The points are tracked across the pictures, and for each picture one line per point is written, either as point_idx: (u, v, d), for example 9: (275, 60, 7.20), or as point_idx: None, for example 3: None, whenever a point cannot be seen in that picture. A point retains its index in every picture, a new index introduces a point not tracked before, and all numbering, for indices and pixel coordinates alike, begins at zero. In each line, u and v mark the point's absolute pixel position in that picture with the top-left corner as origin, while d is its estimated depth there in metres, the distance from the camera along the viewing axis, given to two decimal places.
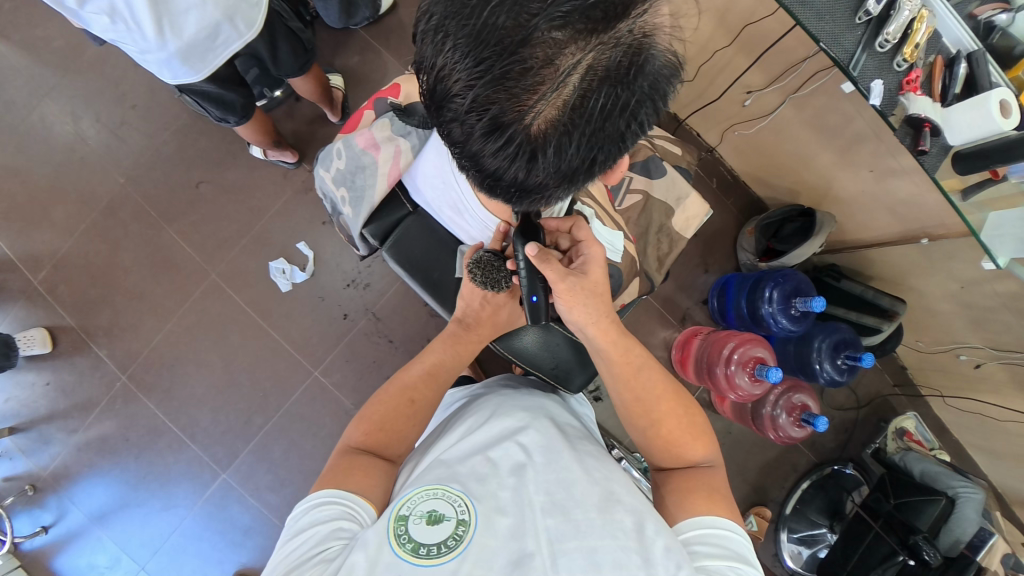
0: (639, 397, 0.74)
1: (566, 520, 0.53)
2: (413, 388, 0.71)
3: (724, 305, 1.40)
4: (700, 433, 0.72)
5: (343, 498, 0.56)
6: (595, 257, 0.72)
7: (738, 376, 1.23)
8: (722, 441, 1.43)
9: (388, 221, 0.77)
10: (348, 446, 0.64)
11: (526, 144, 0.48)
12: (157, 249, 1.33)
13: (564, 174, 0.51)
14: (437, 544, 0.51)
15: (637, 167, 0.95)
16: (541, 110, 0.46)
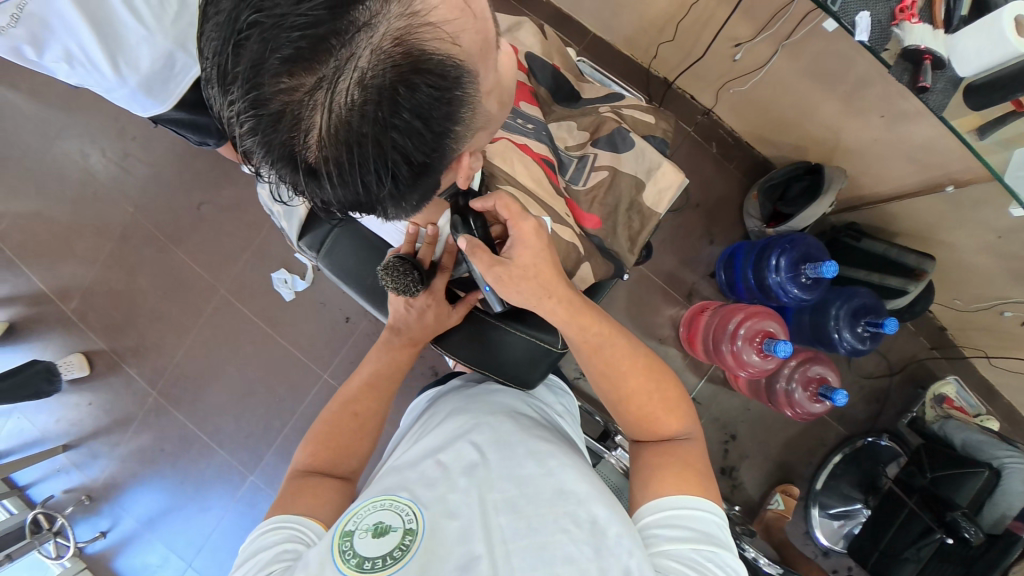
0: (606, 373, 0.70)
1: (515, 519, 0.52)
2: (356, 400, 0.74)
3: (733, 276, 1.31)
4: (676, 404, 0.69)
5: (289, 521, 0.59)
6: (523, 236, 0.67)
7: (746, 353, 1.16)
8: (740, 418, 1.36)
9: (321, 232, 0.77)
10: (297, 470, 0.67)
11: (307, 181, 0.46)
12: (169, 271, 1.41)
13: (365, 201, 0.47)
14: (381, 557, 0.49)
15: (602, 145, 0.91)
16: (299, 150, 0.43)
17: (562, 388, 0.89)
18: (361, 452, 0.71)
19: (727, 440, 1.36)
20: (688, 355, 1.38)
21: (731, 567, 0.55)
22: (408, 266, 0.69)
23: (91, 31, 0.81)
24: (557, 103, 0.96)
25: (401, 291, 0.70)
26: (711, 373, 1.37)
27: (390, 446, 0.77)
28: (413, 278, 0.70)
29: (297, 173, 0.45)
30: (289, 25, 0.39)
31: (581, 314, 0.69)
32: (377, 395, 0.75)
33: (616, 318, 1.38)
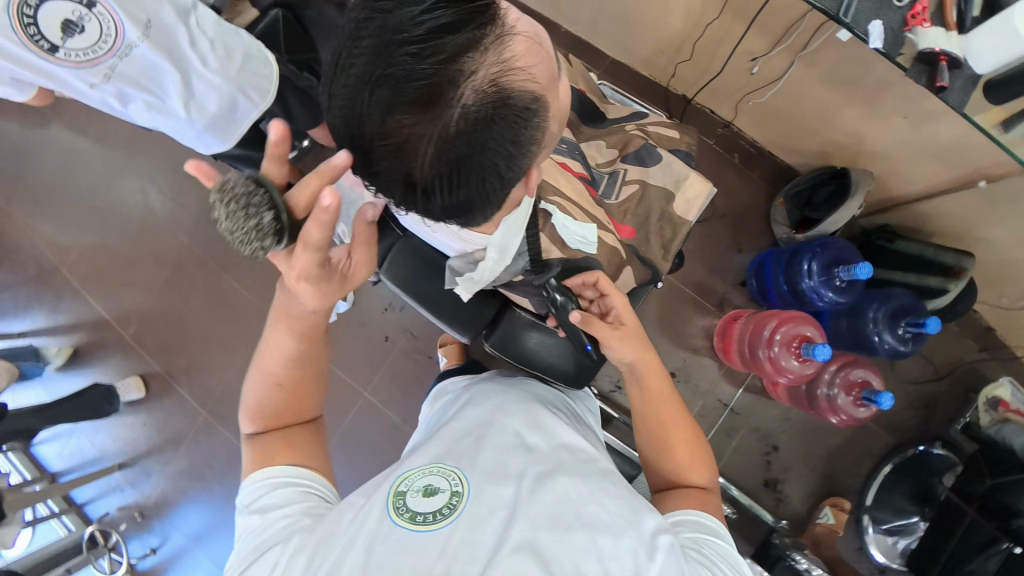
0: (655, 421, 0.74)
1: (554, 491, 0.55)
2: (279, 365, 0.69)
3: (765, 285, 1.31)
4: (701, 459, 0.72)
5: (285, 474, 0.64)
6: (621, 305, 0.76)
7: (783, 359, 1.15)
8: (781, 428, 1.34)
9: (381, 247, 0.79)
10: (247, 437, 0.69)
11: (413, 200, 0.51)
12: (220, 295, 1.49)
13: (457, 216, 0.53)
14: (431, 513, 0.54)
15: (629, 159, 0.95)
16: (410, 173, 0.48)
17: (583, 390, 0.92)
18: (311, 403, 0.72)
19: (769, 450, 1.34)
20: (724, 365, 1.37)
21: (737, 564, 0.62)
22: (274, 213, 0.50)
23: (171, 83, 0.89)
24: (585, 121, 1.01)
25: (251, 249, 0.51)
26: (748, 382, 1.35)
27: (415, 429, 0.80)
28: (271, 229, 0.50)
29: (405, 194, 0.50)
30: (408, 75, 0.44)
31: (655, 365, 0.77)
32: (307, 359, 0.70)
33: (647, 329, 1.39)
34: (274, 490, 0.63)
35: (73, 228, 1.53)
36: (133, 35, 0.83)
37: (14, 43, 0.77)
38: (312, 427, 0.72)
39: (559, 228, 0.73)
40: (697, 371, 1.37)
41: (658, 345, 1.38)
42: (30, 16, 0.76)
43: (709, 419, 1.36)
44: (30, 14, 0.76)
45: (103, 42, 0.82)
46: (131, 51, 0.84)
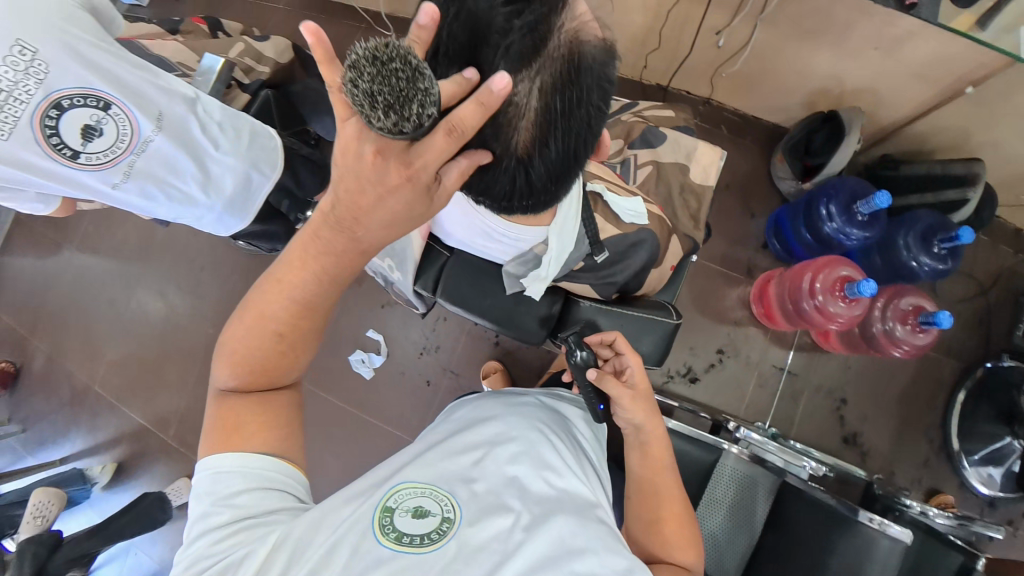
0: (650, 492, 0.68)
1: (557, 530, 0.53)
2: (274, 313, 0.52)
3: (788, 243, 1.32)
4: (689, 541, 0.66)
5: (263, 465, 0.52)
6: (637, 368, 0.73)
7: (830, 305, 1.14)
8: (843, 379, 1.30)
9: (432, 271, 0.81)
10: (220, 390, 0.54)
11: (510, 181, 0.52)
12: None
13: (560, 175, 0.53)
14: (420, 535, 0.51)
15: (637, 143, 0.98)
16: (510, 153, 0.49)
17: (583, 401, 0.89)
18: (300, 367, 0.57)
19: (839, 405, 1.30)
20: (770, 330, 1.35)
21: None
22: (429, 105, 0.40)
23: (191, 170, 0.91)
24: None
25: (375, 112, 0.39)
26: (798, 341, 1.33)
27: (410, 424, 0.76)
28: (416, 119, 0.40)
29: (503, 176, 0.52)
30: (507, 35, 0.43)
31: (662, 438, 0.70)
32: (311, 315, 0.54)
33: (684, 311, 1.38)
34: (246, 483, 0.51)
35: (99, 344, 1.53)
36: (150, 130, 0.84)
37: (35, 155, 0.76)
38: (297, 394, 0.58)
39: (612, 206, 0.75)
40: (744, 342, 1.36)
41: (698, 324, 1.37)
42: (53, 126, 0.76)
43: (769, 387, 1.33)
44: (52, 125, 0.76)
45: (121, 141, 0.82)
46: (148, 146, 0.85)
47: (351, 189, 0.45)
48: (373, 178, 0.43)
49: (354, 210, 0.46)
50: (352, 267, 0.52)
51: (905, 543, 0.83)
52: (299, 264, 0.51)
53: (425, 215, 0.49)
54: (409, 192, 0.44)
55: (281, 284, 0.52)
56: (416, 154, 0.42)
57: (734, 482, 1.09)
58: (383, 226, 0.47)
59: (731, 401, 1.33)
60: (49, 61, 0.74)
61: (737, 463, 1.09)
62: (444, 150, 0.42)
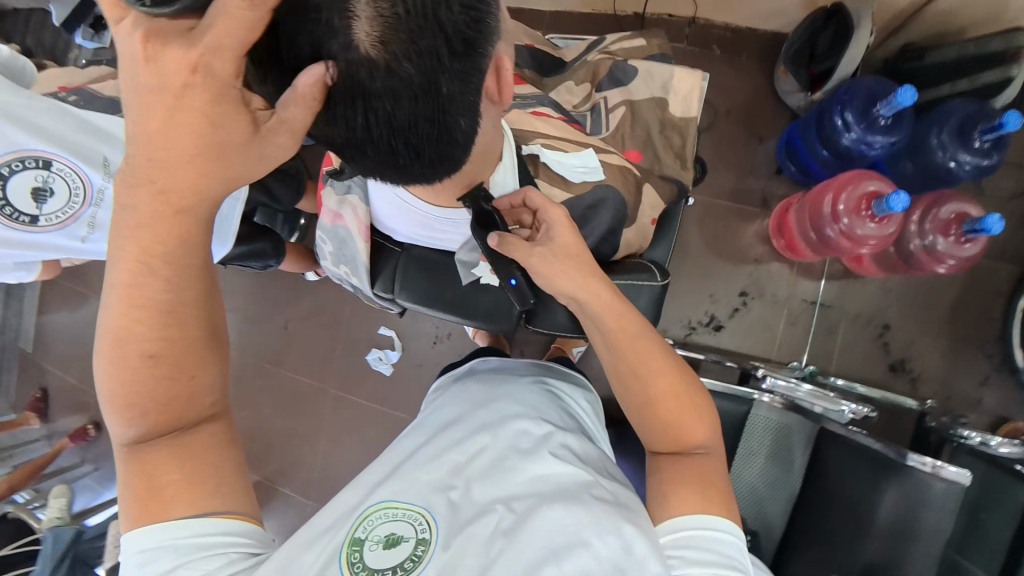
0: (631, 369, 0.61)
1: (541, 522, 0.51)
2: (137, 334, 0.45)
3: (804, 163, 1.18)
4: (701, 409, 0.60)
5: (196, 532, 0.45)
6: (557, 218, 0.63)
7: (859, 227, 1.02)
8: (882, 303, 1.19)
9: (387, 272, 0.76)
10: (124, 443, 0.47)
11: (368, 98, 0.43)
12: (283, 389, 1.51)
13: (427, 89, 0.43)
14: (393, 568, 0.51)
15: (607, 84, 0.90)
16: (354, 62, 0.41)
17: (589, 389, 0.85)
18: (206, 391, 0.49)
19: (881, 331, 1.19)
20: (795, 262, 1.24)
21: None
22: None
23: None
24: (546, 76, 0.97)
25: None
26: (828, 270, 1.22)
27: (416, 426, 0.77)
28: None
29: (363, 105, 0.43)
30: None
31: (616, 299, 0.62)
32: (176, 320, 0.46)
33: (699, 257, 1.29)
34: (178, 560, 0.44)
35: None
36: (99, 179, 0.82)
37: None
38: (221, 429, 0.50)
39: (552, 164, 0.69)
40: (769, 280, 1.26)
41: (716, 269, 1.28)
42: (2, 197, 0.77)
43: (802, 323, 1.24)
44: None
45: (75, 196, 0.81)
46: (103, 195, 0.83)
47: (149, 127, 0.40)
48: (157, 85, 0.38)
49: (150, 149, 0.41)
50: (180, 235, 0.44)
51: (964, 485, 0.76)
52: (141, 269, 0.44)
53: (244, 147, 0.42)
54: (205, 91, 0.39)
55: (132, 295, 0.44)
56: (201, 32, 0.37)
57: (769, 430, 1.05)
58: (186, 160, 0.41)
59: (762, 345, 1.25)
60: None
61: (771, 410, 1.05)
62: (245, 23, 0.37)
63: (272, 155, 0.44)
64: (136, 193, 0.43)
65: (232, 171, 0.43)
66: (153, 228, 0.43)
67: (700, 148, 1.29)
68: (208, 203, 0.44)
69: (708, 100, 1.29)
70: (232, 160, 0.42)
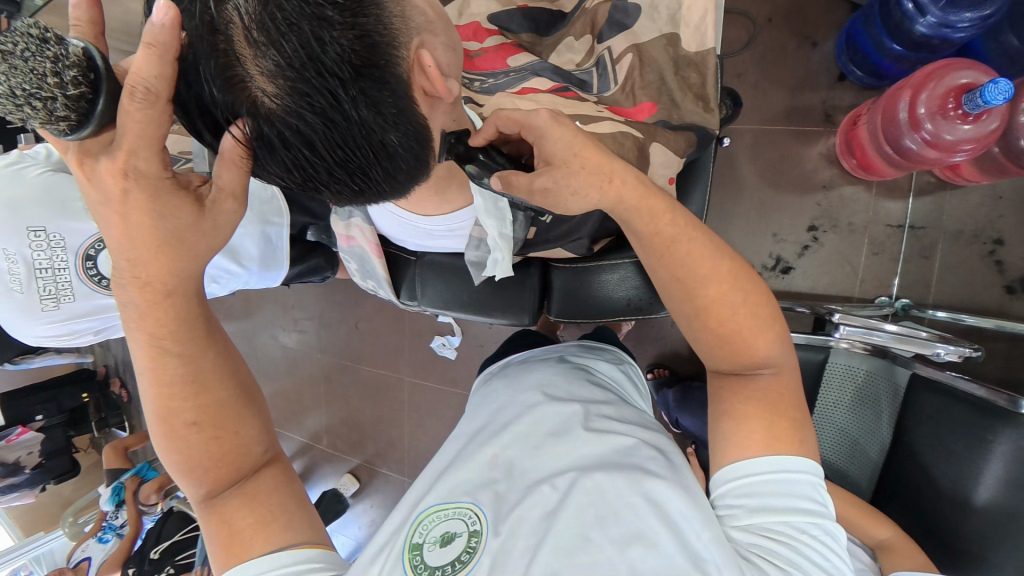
0: (679, 277, 0.53)
1: (584, 495, 0.52)
2: (175, 407, 0.47)
3: (872, 62, 0.99)
4: (767, 320, 0.53)
5: (277, 564, 0.46)
6: (543, 126, 0.49)
7: (945, 129, 0.84)
8: (993, 212, 1.00)
9: (408, 280, 0.78)
10: (198, 502, 0.49)
11: (291, 149, 0.41)
12: (365, 382, 1.63)
13: (340, 126, 0.39)
14: (450, 563, 0.52)
15: (607, 33, 0.76)
16: (255, 116, 0.39)
17: (625, 359, 0.84)
18: (252, 442, 0.50)
19: (992, 247, 0.99)
20: (874, 182, 1.07)
21: (837, 538, 0.48)
22: (75, 71, 0.37)
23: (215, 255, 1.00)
24: (546, 34, 0.81)
25: (20, 107, 0.37)
26: (917, 185, 1.05)
27: None
28: (72, 100, 0.38)
29: (284, 153, 0.42)
30: None
31: (650, 194, 0.52)
32: (204, 387, 0.48)
33: (756, 194, 1.15)
34: None
35: None
36: None
37: (101, 299, 0.90)
38: (279, 471, 0.52)
39: None
40: (843, 207, 1.10)
41: (779, 204, 1.13)
42: (96, 273, 0.87)
43: (888, 252, 1.08)
44: (94, 271, 0.87)
45: None
46: None
47: (113, 233, 0.43)
48: (102, 198, 0.42)
49: (124, 251, 0.43)
50: (175, 314, 0.46)
51: None
52: (154, 351, 0.46)
53: (195, 228, 0.44)
54: (142, 191, 0.42)
55: (156, 375, 0.46)
56: (118, 142, 0.40)
57: (850, 380, 0.90)
58: (150, 250, 0.43)
59: (841, 281, 1.11)
60: (59, 228, 0.82)
61: (852, 356, 0.90)
62: (148, 121, 0.40)
63: (225, 224, 0.46)
64: (125, 289, 0.45)
65: (195, 251, 0.45)
66: (150, 316, 0.45)
67: (743, 68, 1.12)
68: (188, 279, 0.47)
69: (744, 10, 1.11)
70: (191, 242, 0.44)
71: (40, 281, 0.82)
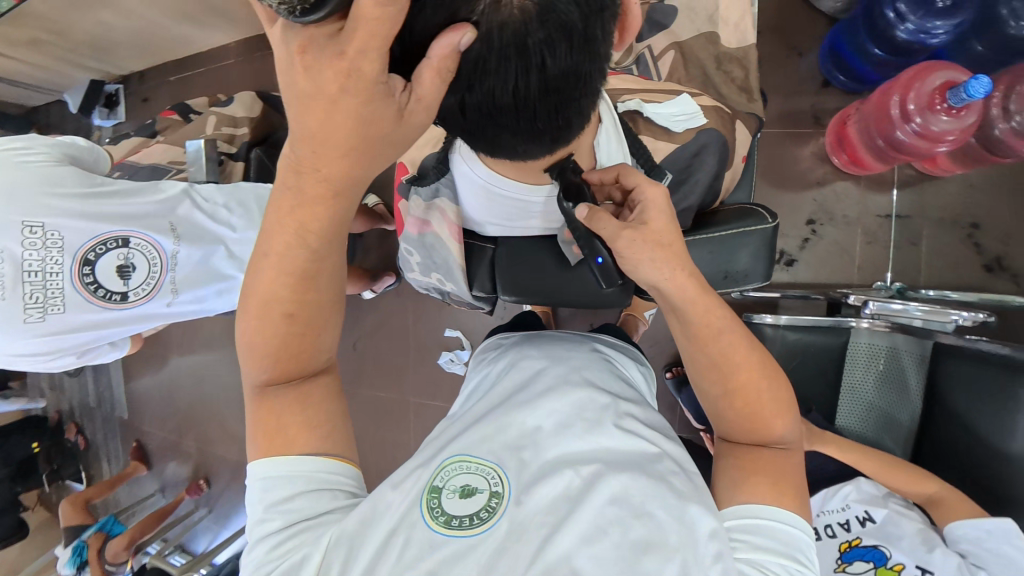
0: (714, 363, 0.53)
1: (610, 497, 0.46)
2: (276, 292, 0.48)
3: (854, 69, 1.10)
4: (788, 404, 0.52)
5: (311, 468, 0.49)
6: (655, 198, 0.53)
7: (935, 123, 0.92)
8: (967, 200, 1.12)
9: (484, 269, 0.76)
10: (256, 385, 0.51)
11: (524, 62, 0.36)
12: (365, 406, 1.54)
13: (584, 37, 0.37)
14: (468, 516, 0.49)
15: (648, 31, 0.80)
16: (496, 28, 0.35)
17: (644, 363, 0.81)
18: (325, 349, 0.52)
19: (970, 231, 1.12)
20: (862, 177, 1.17)
21: None
22: None
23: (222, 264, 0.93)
24: None
25: None
26: (900, 178, 1.15)
27: (473, 367, 0.77)
28: None
29: (513, 68, 0.37)
30: None
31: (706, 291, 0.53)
32: (311, 284, 0.48)
33: (757, 192, 1.22)
34: (296, 489, 0.49)
35: None
36: (171, 244, 0.85)
37: (93, 311, 0.81)
38: (333, 382, 0.54)
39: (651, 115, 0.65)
40: (837, 201, 1.19)
41: (779, 201, 1.21)
42: (93, 280, 0.79)
43: (881, 240, 1.17)
44: (90, 278, 0.79)
45: (153, 267, 0.84)
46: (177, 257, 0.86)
47: (305, 126, 0.37)
48: (311, 91, 0.35)
49: (312, 142, 0.38)
50: (332, 217, 0.44)
51: None
52: (297, 240, 0.45)
53: (388, 143, 0.39)
54: (357, 96, 0.35)
55: (278, 255, 0.46)
56: (348, 34, 0.32)
57: (877, 358, 0.96)
58: (342, 151, 0.38)
59: (842, 270, 1.19)
60: (58, 226, 0.75)
61: (873, 335, 0.96)
62: (383, 18, 0.31)
63: (405, 145, 0.41)
64: (299, 177, 0.42)
65: (382, 159, 0.41)
66: (303, 209, 0.43)
67: None
68: (357, 185, 0.43)
69: None
70: (379, 151, 0.39)
71: (28, 287, 0.74)
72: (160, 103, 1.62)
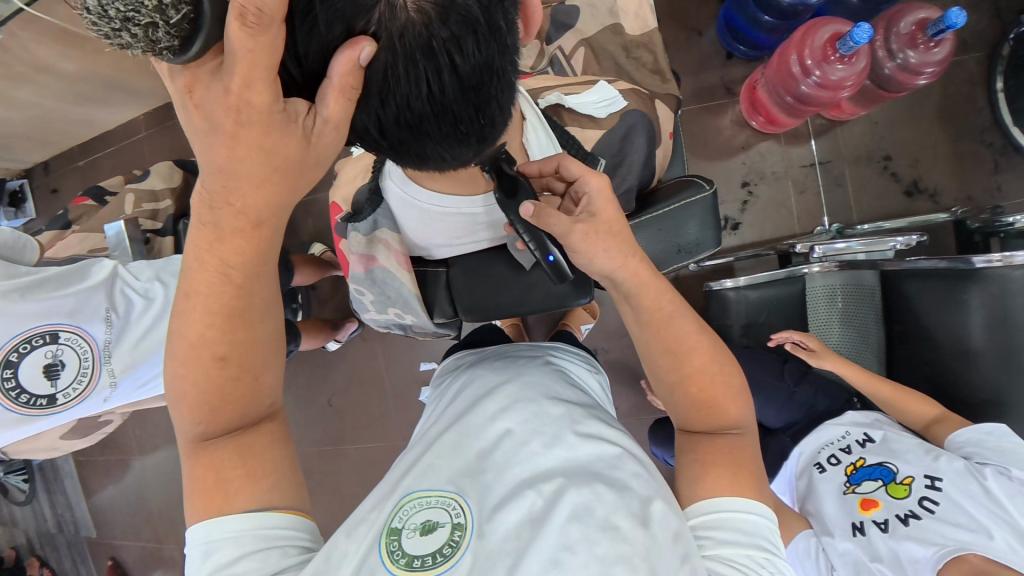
0: (672, 348, 0.53)
1: (572, 513, 0.42)
2: (209, 339, 0.47)
3: (750, 38, 1.18)
4: (738, 388, 0.53)
5: (253, 524, 0.45)
6: (600, 188, 0.54)
7: (833, 71, 0.98)
8: (875, 136, 1.21)
9: (440, 292, 0.74)
10: (189, 438, 0.48)
11: (429, 68, 0.40)
12: (354, 463, 1.46)
13: (487, 37, 0.41)
14: (430, 554, 0.45)
15: (556, 33, 0.82)
16: (395, 39, 0.39)
17: (598, 370, 0.79)
18: (265, 391, 0.51)
19: (886, 163, 1.21)
20: (780, 134, 1.25)
21: None
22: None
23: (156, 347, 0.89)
24: None
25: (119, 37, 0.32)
26: (813, 128, 1.23)
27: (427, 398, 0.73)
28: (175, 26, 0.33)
29: (420, 74, 0.40)
30: None
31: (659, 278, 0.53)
32: (244, 323, 0.49)
33: (690, 167, 1.27)
34: (240, 550, 0.44)
35: None
36: (102, 334, 0.83)
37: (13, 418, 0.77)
38: (279, 429, 0.52)
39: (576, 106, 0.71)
40: (764, 160, 1.26)
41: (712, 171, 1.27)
42: (14, 385, 0.76)
43: (811, 188, 1.24)
44: (10, 383, 0.76)
45: (83, 362, 0.81)
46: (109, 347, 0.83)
47: (218, 160, 0.41)
48: (212, 130, 0.40)
49: (221, 174, 0.42)
50: (257, 248, 0.47)
51: None
52: (217, 268, 0.46)
53: (302, 164, 0.43)
54: (256, 126, 0.39)
55: (202, 294, 0.47)
56: (234, 70, 0.36)
57: (831, 297, 1.01)
58: (256, 181, 0.42)
59: (783, 223, 1.25)
60: None
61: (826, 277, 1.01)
62: (260, 51, 0.36)
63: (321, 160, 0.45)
64: (217, 211, 0.44)
65: (295, 184, 0.45)
66: (230, 243, 0.46)
67: None
68: (279, 212, 0.47)
69: None
70: (293, 174, 0.44)
71: None
72: (70, 193, 1.55)
